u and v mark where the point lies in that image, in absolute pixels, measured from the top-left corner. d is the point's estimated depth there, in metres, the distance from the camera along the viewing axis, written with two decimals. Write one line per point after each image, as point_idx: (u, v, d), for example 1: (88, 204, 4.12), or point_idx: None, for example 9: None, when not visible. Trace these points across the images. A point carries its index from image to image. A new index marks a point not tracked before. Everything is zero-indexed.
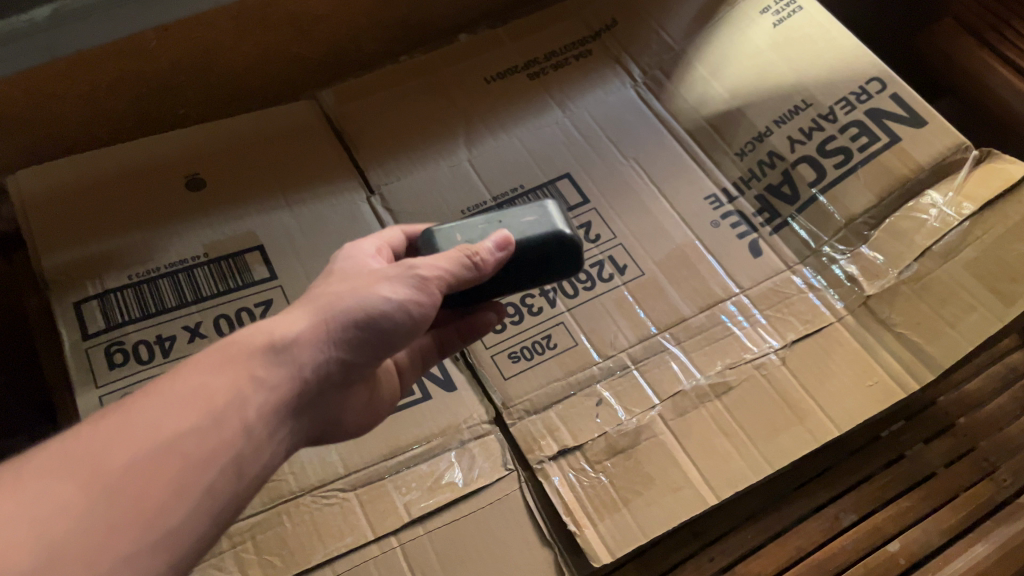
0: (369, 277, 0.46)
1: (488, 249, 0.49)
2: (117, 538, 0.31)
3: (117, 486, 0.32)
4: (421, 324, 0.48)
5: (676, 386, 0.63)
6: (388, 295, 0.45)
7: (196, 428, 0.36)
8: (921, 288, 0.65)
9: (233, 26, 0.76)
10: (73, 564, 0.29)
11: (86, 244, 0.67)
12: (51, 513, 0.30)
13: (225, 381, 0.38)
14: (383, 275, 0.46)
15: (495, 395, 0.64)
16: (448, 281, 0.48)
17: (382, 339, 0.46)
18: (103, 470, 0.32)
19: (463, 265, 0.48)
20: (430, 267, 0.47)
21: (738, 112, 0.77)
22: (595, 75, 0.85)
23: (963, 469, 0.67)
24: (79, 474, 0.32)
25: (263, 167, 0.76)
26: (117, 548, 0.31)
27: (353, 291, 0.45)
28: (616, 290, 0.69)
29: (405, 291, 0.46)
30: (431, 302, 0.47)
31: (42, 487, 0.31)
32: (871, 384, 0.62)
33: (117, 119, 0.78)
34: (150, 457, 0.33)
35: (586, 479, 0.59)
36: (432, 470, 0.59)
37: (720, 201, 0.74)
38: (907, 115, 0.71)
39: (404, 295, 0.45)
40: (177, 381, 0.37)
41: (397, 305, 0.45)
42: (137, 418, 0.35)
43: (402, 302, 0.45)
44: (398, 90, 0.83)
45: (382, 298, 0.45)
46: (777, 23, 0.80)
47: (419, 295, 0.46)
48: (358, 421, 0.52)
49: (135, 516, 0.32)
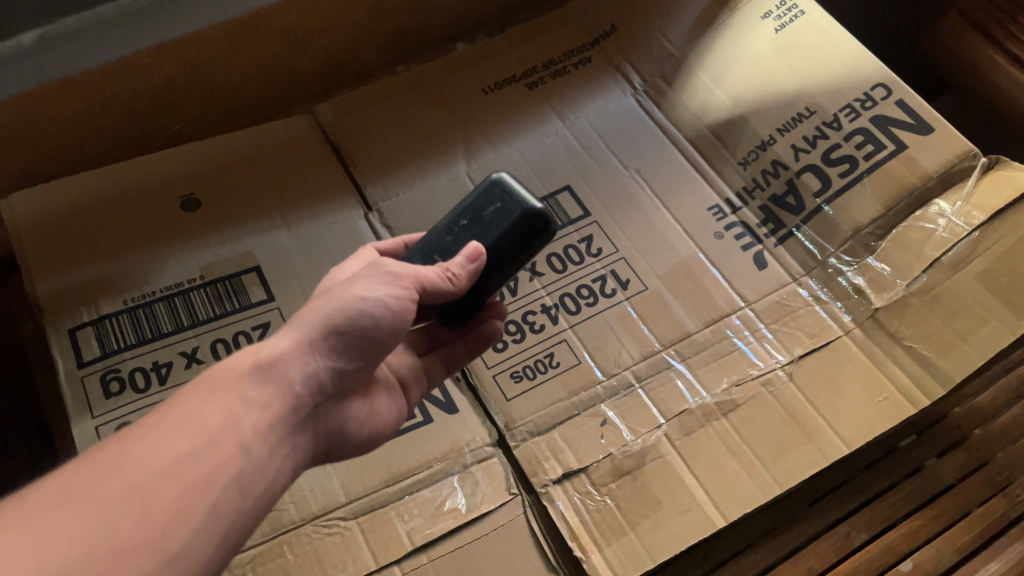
0: (346, 284, 0.46)
1: (459, 263, 0.51)
2: (125, 564, 0.31)
3: (118, 513, 0.32)
4: (402, 328, 0.47)
5: (682, 404, 0.62)
6: (364, 294, 0.44)
7: (191, 451, 0.35)
8: (931, 301, 0.63)
9: (228, 40, 0.75)
10: None
11: (81, 270, 0.66)
12: (54, 546, 0.30)
13: (218, 407, 0.38)
14: (358, 281, 0.46)
15: (498, 417, 0.63)
16: (423, 285, 0.48)
17: (368, 343, 0.45)
18: (104, 499, 0.32)
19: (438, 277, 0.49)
20: (401, 267, 0.48)
21: (741, 120, 0.76)
22: (596, 83, 0.83)
23: (976, 484, 0.66)
24: (79, 505, 0.32)
25: (259, 184, 0.75)
26: (121, 573, 0.31)
27: (331, 296, 0.44)
28: (620, 306, 0.68)
29: (381, 289, 0.45)
30: (410, 302, 0.47)
31: (44, 523, 0.31)
32: (881, 400, 0.61)
33: (111, 137, 0.77)
34: (150, 483, 0.33)
35: (592, 502, 0.58)
36: (434, 496, 0.59)
37: (723, 212, 0.73)
38: (913, 122, 0.70)
39: (380, 292, 0.45)
40: (168, 408, 0.37)
41: (375, 301, 0.44)
42: (134, 446, 0.35)
43: (379, 299, 0.45)
44: (395, 103, 0.81)
45: (357, 297, 0.44)
46: (779, 29, 0.78)
47: (394, 291, 0.45)
48: (362, 437, 0.50)
49: (141, 543, 0.32)
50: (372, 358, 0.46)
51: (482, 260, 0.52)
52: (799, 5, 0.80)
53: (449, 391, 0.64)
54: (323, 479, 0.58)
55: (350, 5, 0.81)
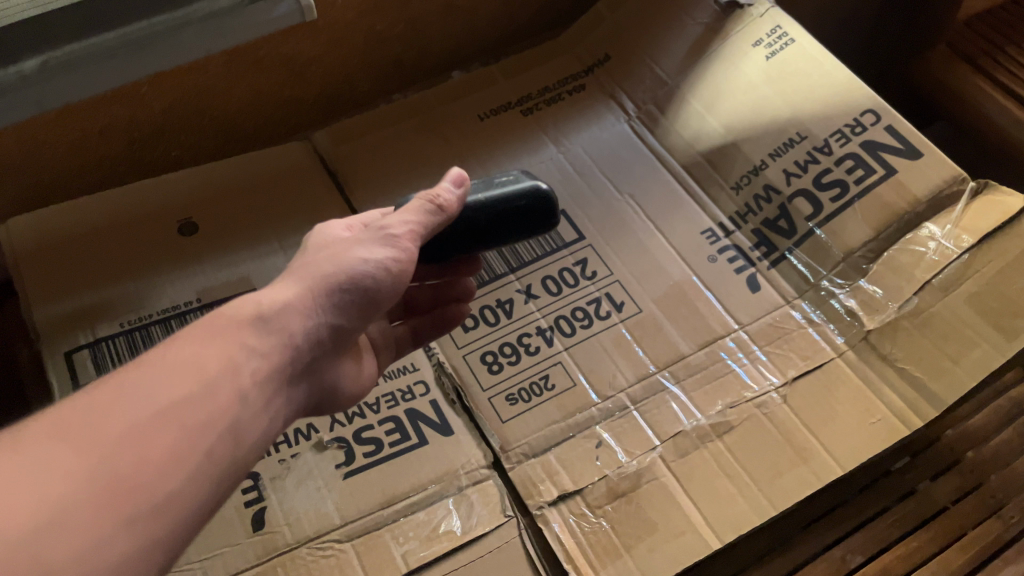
0: (346, 245, 0.47)
1: (447, 190, 0.53)
2: (118, 504, 0.32)
3: (117, 451, 0.33)
4: (401, 285, 0.49)
5: (677, 426, 0.62)
6: (365, 257, 0.46)
7: (190, 395, 0.37)
8: (923, 323, 0.64)
9: (226, 68, 0.77)
10: (74, 528, 0.30)
11: (78, 294, 0.67)
12: (54, 476, 0.32)
13: (217, 351, 0.39)
14: (358, 241, 0.48)
15: (493, 439, 0.63)
16: (419, 232, 0.50)
17: (366, 304, 0.47)
18: (99, 440, 0.33)
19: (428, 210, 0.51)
20: (398, 225, 0.49)
21: (733, 146, 0.77)
22: (590, 111, 0.85)
23: (972, 506, 0.66)
24: (78, 440, 0.33)
25: (258, 208, 0.76)
26: (118, 512, 0.32)
27: (332, 258, 0.46)
28: (615, 328, 0.68)
29: (381, 251, 0.47)
30: (409, 257, 0.49)
31: (42, 453, 0.32)
32: (874, 422, 0.61)
33: (111, 164, 0.78)
34: (147, 425, 0.35)
35: (587, 523, 0.58)
36: (429, 518, 0.58)
37: (717, 236, 0.74)
38: (902, 147, 0.71)
39: (381, 255, 0.47)
40: (166, 353, 0.38)
41: (377, 265, 0.47)
42: (133, 387, 0.36)
43: (380, 262, 0.47)
44: (392, 129, 0.82)
45: (359, 260, 0.46)
46: (770, 56, 0.79)
47: (393, 251, 0.48)
48: (352, 392, 0.53)
49: (134, 484, 0.33)
50: (368, 318, 0.48)
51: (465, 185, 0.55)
52: (788, 33, 0.79)
53: (445, 413, 0.64)
54: (318, 502, 0.59)
55: (347, 35, 0.82)
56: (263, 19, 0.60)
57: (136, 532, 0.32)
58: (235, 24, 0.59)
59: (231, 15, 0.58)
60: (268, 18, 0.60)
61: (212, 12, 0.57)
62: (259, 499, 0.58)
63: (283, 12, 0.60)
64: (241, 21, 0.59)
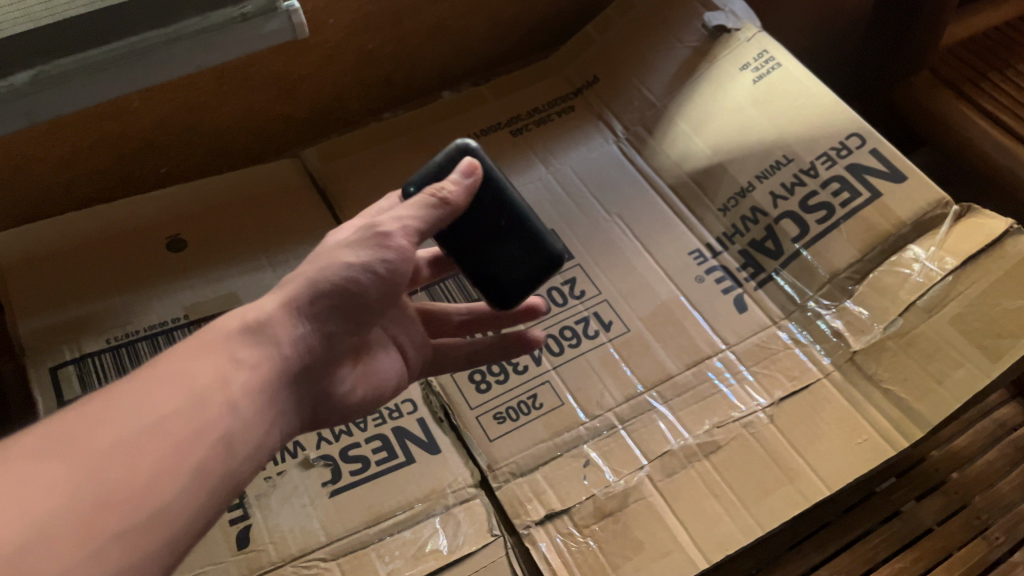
0: (333, 247, 0.47)
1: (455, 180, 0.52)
2: (108, 516, 0.32)
3: (106, 465, 0.33)
4: (397, 283, 0.49)
5: (664, 445, 0.63)
6: (349, 260, 0.46)
7: (180, 409, 0.37)
8: (907, 343, 0.64)
9: (217, 85, 0.77)
10: (67, 541, 0.30)
11: (64, 308, 0.66)
12: (43, 490, 0.32)
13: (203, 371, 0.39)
14: (344, 243, 0.47)
15: (480, 457, 0.63)
16: (417, 227, 0.49)
17: (353, 305, 0.46)
18: (89, 450, 0.34)
19: (430, 204, 0.50)
20: (391, 221, 0.48)
21: (720, 168, 0.78)
22: (579, 132, 0.86)
23: (955, 528, 0.66)
24: (67, 455, 0.33)
25: (247, 225, 0.76)
26: (109, 524, 0.32)
27: (318, 262, 0.46)
28: (603, 348, 0.68)
29: (368, 253, 0.46)
30: (401, 258, 0.48)
31: (32, 468, 0.32)
32: (860, 442, 0.61)
33: (99, 178, 0.78)
34: (137, 438, 0.35)
35: (575, 543, 0.58)
36: (416, 537, 0.58)
37: (704, 257, 0.74)
38: (887, 170, 0.71)
39: (366, 257, 0.46)
40: (151, 372, 0.38)
41: (361, 268, 0.46)
42: (116, 406, 0.36)
43: (365, 263, 0.46)
44: (382, 147, 0.83)
45: (344, 264, 0.45)
46: (756, 80, 0.80)
47: (382, 252, 0.46)
48: (362, 397, 0.53)
49: (127, 494, 0.33)
50: (359, 319, 0.48)
51: (477, 175, 0.53)
52: (775, 57, 0.80)
53: (432, 432, 0.64)
54: (304, 520, 0.58)
55: (338, 53, 0.83)
56: (254, 35, 0.60)
57: (129, 541, 0.32)
58: (226, 40, 0.59)
59: (221, 30, 0.58)
60: (259, 34, 0.60)
61: (205, 27, 0.58)
62: (244, 516, 0.58)
63: (274, 29, 0.61)
64: (232, 36, 0.59)
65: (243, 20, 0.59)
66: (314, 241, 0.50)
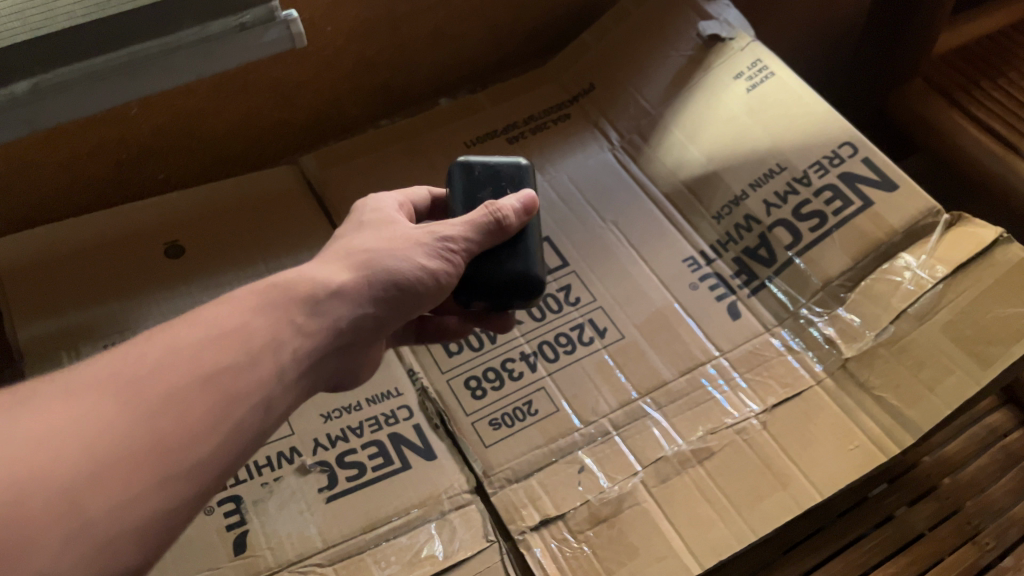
0: (403, 244, 0.49)
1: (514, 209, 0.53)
2: (151, 462, 0.35)
3: (156, 414, 0.36)
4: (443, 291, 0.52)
5: (658, 452, 0.63)
6: (421, 265, 0.49)
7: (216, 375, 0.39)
8: (898, 351, 0.65)
9: (215, 91, 0.78)
10: (114, 483, 0.34)
11: (63, 314, 0.67)
12: (100, 431, 0.35)
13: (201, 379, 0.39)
14: (414, 244, 0.49)
15: (475, 463, 0.63)
16: (474, 247, 0.52)
17: (406, 304, 0.49)
18: (143, 397, 0.37)
19: (489, 227, 0.52)
20: (457, 236, 0.51)
21: (715, 176, 0.78)
22: (575, 139, 0.86)
23: (946, 533, 0.67)
24: (124, 399, 0.37)
25: (246, 231, 0.76)
26: (152, 471, 0.35)
27: (389, 254, 0.48)
28: (597, 354, 0.69)
29: (435, 263, 0.50)
30: (456, 271, 0.51)
31: (91, 409, 0.36)
32: (852, 449, 0.62)
33: (97, 184, 0.78)
34: (186, 390, 0.38)
35: (570, 548, 0.59)
36: (412, 542, 0.59)
37: (698, 264, 0.75)
38: (879, 179, 0.72)
39: (434, 266, 0.49)
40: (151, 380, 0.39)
41: (428, 275, 0.49)
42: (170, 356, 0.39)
43: (432, 272, 0.49)
44: (379, 154, 0.83)
45: (417, 267, 0.48)
46: (750, 88, 0.80)
47: (447, 266, 0.50)
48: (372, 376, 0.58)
49: (167, 445, 0.36)
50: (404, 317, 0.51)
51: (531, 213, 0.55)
52: (768, 66, 0.81)
53: (428, 438, 0.65)
54: (301, 525, 0.59)
55: (335, 60, 0.84)
56: (253, 44, 0.60)
57: None
58: (225, 50, 0.59)
59: (220, 40, 0.59)
60: (258, 43, 0.61)
61: (204, 37, 0.58)
62: (241, 522, 0.58)
63: (273, 38, 0.61)
64: (231, 46, 0.59)
65: (243, 29, 0.59)
66: (375, 217, 0.52)
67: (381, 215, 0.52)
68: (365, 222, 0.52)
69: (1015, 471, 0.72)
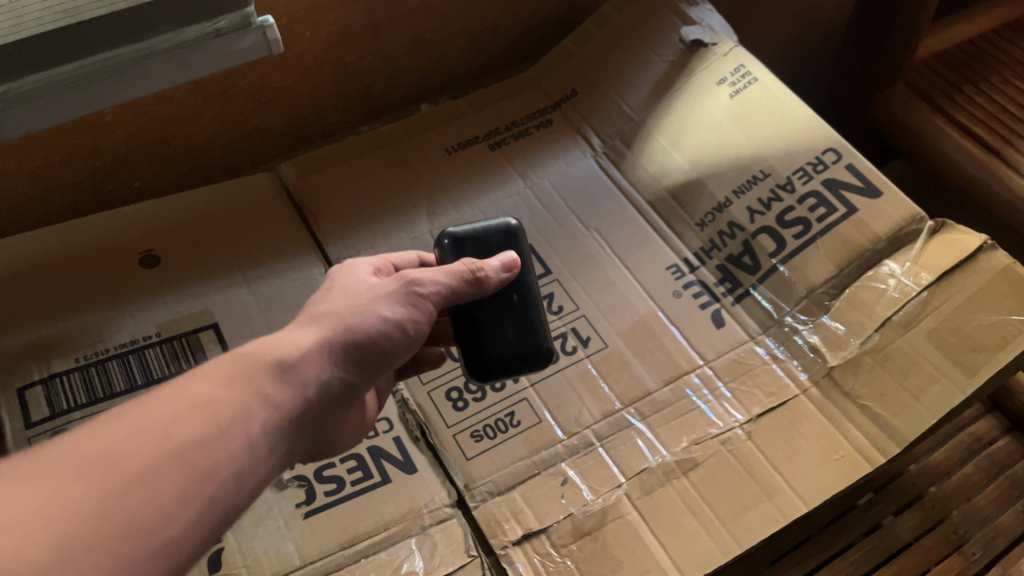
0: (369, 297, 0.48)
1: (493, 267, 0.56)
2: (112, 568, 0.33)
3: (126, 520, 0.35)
4: (416, 342, 0.51)
5: (642, 463, 0.62)
6: (386, 315, 0.47)
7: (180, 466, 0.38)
8: (883, 359, 0.64)
9: (191, 97, 0.77)
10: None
11: (34, 327, 0.65)
12: None
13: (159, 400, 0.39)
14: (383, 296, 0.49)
15: (457, 476, 0.62)
16: (446, 293, 0.52)
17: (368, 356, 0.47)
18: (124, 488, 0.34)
19: (466, 278, 0.53)
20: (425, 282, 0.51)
21: (699, 182, 0.78)
22: (557, 146, 0.85)
23: (933, 543, 0.67)
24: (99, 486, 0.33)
25: (222, 240, 0.75)
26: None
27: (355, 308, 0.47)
28: (581, 363, 0.68)
29: (401, 311, 0.48)
30: (425, 319, 0.50)
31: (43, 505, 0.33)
32: (837, 458, 0.61)
33: (71, 193, 0.77)
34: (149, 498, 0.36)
35: (553, 563, 0.58)
36: (392, 558, 0.57)
37: (682, 271, 0.74)
38: (862, 185, 0.72)
39: (400, 315, 0.48)
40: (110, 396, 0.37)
41: (396, 324, 0.48)
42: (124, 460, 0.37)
43: (399, 321, 0.48)
44: (360, 161, 0.82)
45: (381, 317, 0.47)
46: (733, 94, 0.80)
47: (413, 312, 0.49)
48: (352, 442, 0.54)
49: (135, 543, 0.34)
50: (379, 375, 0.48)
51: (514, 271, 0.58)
52: (751, 71, 0.81)
53: (409, 450, 0.63)
54: (278, 542, 0.58)
55: (314, 66, 0.83)
56: (228, 51, 0.59)
57: None
58: (198, 55, 0.58)
59: (195, 46, 0.58)
60: (234, 50, 0.59)
61: (177, 43, 0.57)
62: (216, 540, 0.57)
63: (250, 45, 0.60)
64: (206, 52, 0.58)
65: (217, 36, 0.58)
66: (350, 278, 0.51)
67: (351, 271, 0.52)
68: (337, 282, 0.50)
69: (1000, 479, 0.72)
